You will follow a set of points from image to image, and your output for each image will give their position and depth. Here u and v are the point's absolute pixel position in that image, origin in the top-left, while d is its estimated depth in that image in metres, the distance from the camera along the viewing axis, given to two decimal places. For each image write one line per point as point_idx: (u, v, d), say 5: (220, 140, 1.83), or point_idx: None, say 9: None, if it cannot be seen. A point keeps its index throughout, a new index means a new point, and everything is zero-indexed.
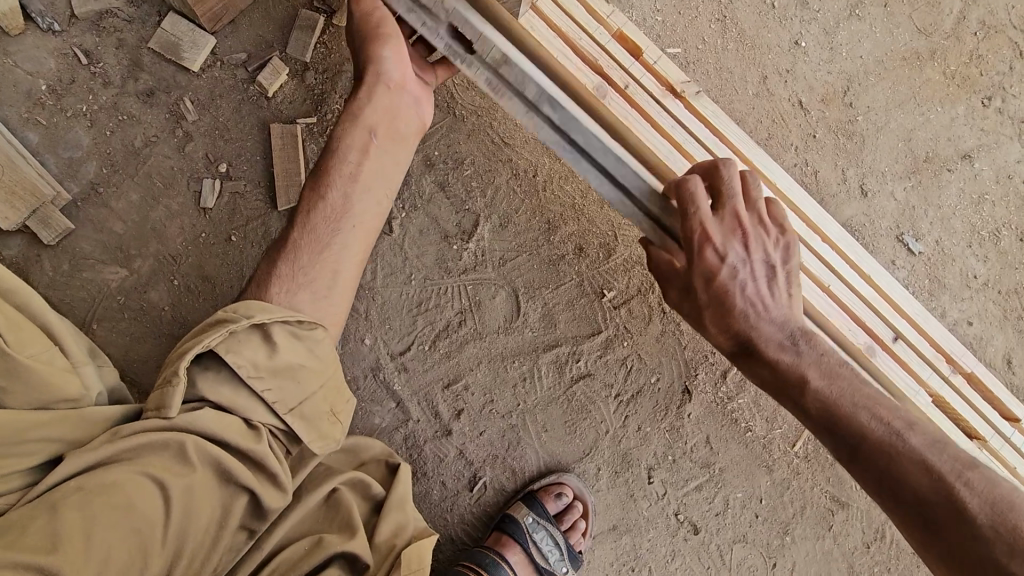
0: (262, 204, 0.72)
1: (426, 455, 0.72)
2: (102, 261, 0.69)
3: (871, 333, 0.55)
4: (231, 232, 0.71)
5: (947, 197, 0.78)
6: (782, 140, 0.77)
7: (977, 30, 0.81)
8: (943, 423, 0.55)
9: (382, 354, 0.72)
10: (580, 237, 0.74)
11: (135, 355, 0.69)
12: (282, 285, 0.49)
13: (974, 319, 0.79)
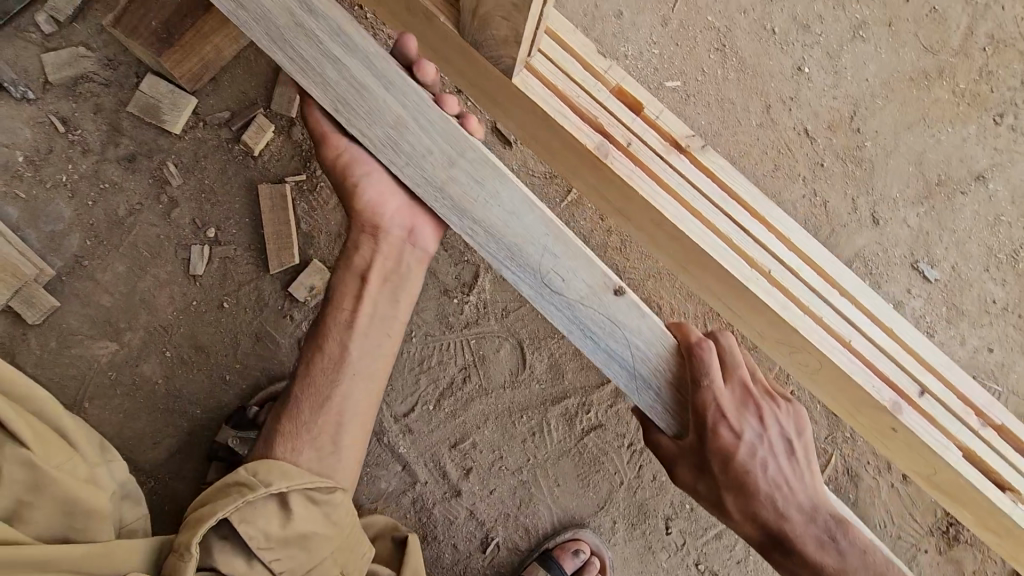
0: (254, 267, 0.68)
1: (434, 520, 0.69)
2: (91, 335, 0.66)
3: (892, 388, 0.52)
4: (223, 298, 0.68)
5: (962, 221, 0.75)
6: (788, 170, 0.75)
7: (985, 45, 0.78)
8: (969, 475, 0.52)
9: (383, 417, 0.70)
10: None
11: (130, 432, 0.67)
12: (290, 441, 0.51)
13: (995, 346, 0.76)
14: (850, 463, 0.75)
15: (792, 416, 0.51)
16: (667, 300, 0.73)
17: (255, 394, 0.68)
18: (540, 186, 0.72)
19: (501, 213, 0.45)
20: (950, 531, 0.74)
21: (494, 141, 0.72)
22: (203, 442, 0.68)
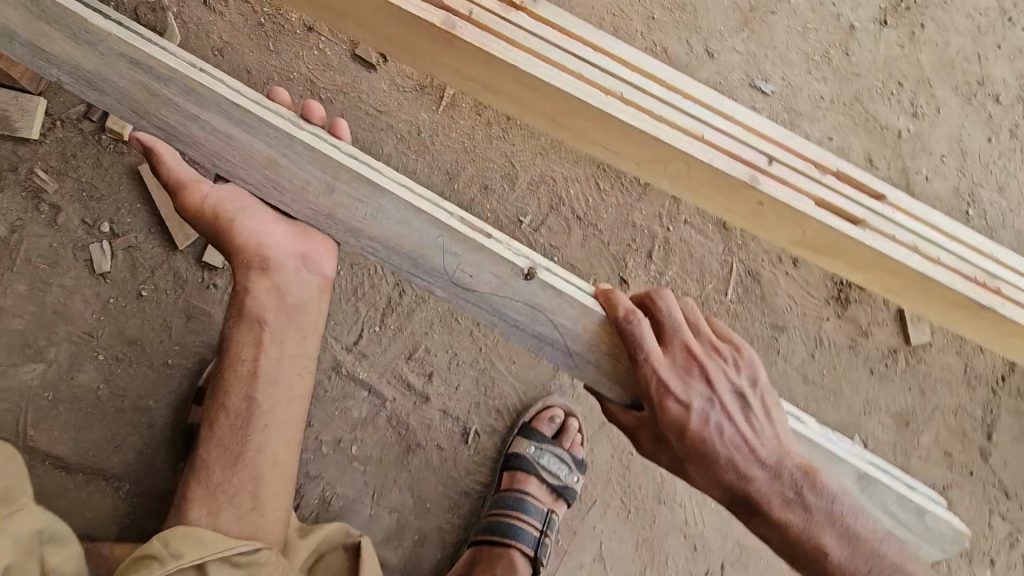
0: (159, 246, 0.72)
1: (412, 431, 0.73)
2: (9, 361, 0.69)
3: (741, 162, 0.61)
4: (140, 288, 0.72)
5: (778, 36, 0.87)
6: (625, 30, 0.83)
7: None
8: (817, 217, 0.63)
9: (335, 353, 0.72)
10: (481, 175, 0.78)
11: (92, 438, 0.69)
12: (205, 503, 0.57)
13: (833, 135, 0.88)
14: (751, 266, 0.85)
15: (740, 369, 0.52)
16: (559, 172, 0.80)
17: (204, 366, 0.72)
18: (415, 99, 0.78)
19: (393, 226, 0.50)
20: (841, 296, 0.87)
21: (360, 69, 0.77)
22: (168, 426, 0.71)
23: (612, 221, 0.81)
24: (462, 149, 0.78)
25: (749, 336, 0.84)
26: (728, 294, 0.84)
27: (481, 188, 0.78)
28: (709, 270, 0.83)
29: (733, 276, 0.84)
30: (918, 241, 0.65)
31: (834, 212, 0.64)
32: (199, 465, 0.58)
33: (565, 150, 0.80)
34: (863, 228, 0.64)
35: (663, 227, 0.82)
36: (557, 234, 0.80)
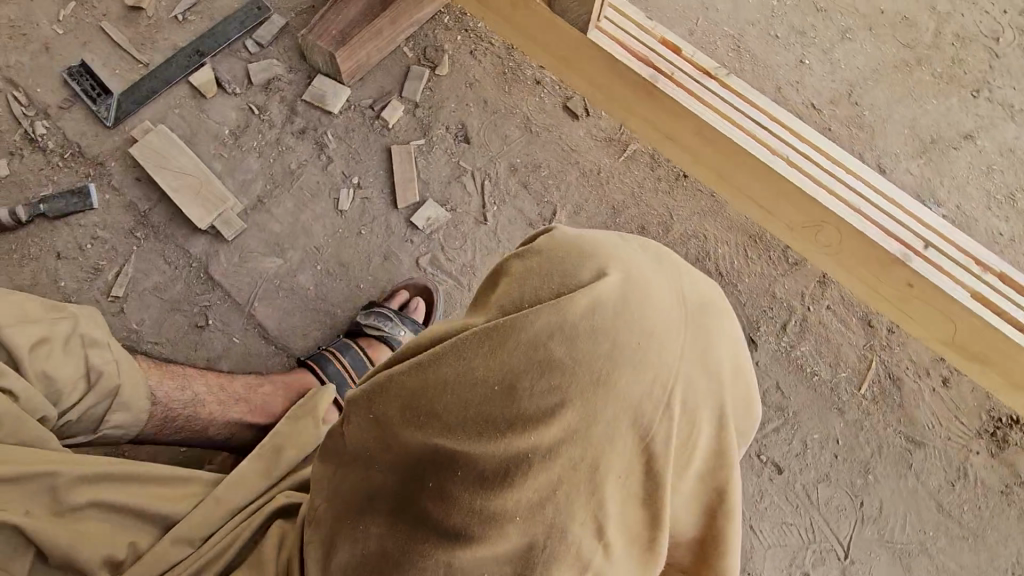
0: (321, 78, 2.22)
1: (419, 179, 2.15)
2: (268, 216, 2.09)
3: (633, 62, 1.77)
4: (291, 82, 2.23)
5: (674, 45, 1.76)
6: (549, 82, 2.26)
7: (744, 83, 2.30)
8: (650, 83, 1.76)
9: (389, 197, 2.12)
10: (461, 80, 2.27)
11: (287, 240, 2.06)
12: None
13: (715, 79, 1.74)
14: (560, 151, 2.20)
15: None
16: (498, 106, 2.25)
17: (346, 189, 2.13)
18: (438, 30, 2.31)
19: (421, 164, 2.17)
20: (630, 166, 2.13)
21: (420, 26, 2.30)
22: (302, 153, 2.16)
23: (518, 145, 2.21)
24: (450, 56, 2.29)
25: (542, 164, 2.19)
26: (529, 97, 2.26)
27: (453, 82, 2.27)
28: (537, 131, 2.22)
29: (533, 97, 2.26)
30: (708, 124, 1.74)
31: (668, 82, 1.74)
32: None
33: (480, 59, 2.29)
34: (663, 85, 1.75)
35: (536, 140, 2.22)
36: (469, 98, 2.26)
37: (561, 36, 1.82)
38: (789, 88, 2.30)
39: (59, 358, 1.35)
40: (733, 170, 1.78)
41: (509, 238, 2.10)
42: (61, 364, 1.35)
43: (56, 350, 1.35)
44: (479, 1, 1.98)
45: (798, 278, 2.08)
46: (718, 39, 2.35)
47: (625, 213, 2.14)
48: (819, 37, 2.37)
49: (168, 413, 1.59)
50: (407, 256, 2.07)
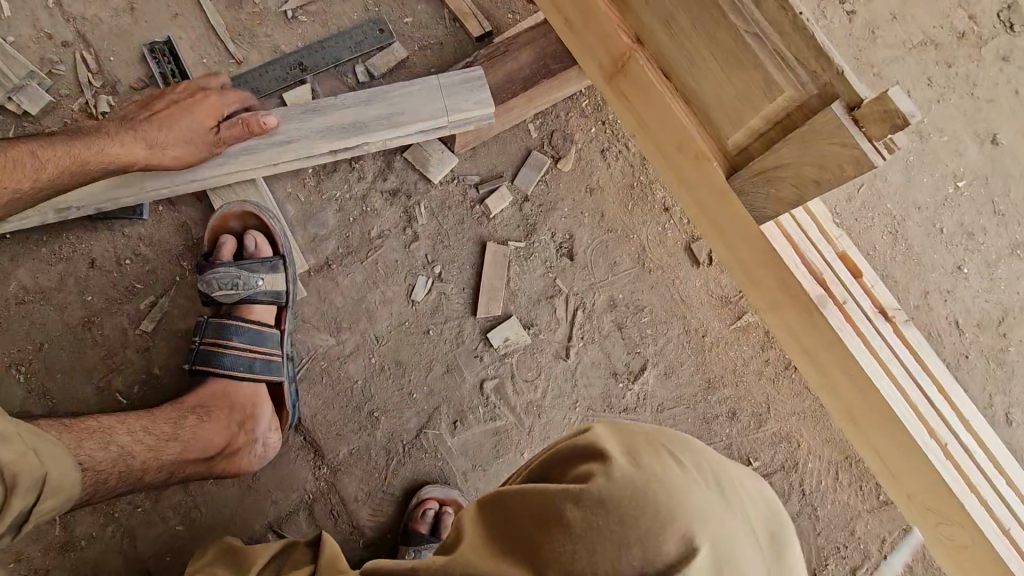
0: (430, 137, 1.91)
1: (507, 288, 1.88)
2: (333, 286, 1.82)
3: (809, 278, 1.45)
4: None
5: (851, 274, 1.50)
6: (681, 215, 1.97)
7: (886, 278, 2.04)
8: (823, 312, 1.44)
9: (469, 300, 1.87)
10: (583, 182, 1.97)
11: (346, 320, 1.81)
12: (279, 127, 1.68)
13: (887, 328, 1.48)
14: (668, 297, 1.94)
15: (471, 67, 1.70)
16: (616, 226, 1.96)
17: (424, 278, 1.86)
18: (575, 115, 1.99)
19: (514, 272, 1.89)
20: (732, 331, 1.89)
21: (556, 105, 1.97)
22: (387, 221, 1.87)
23: (625, 278, 1.94)
24: (579, 151, 1.98)
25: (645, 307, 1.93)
26: (653, 223, 1.97)
27: (574, 183, 1.97)
28: (652, 267, 1.95)
29: (659, 225, 1.97)
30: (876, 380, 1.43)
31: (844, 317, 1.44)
32: None
33: (613, 163, 1.99)
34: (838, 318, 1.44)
35: (647, 277, 1.94)
36: (588, 205, 1.97)
37: (727, 209, 1.53)
38: (934, 296, 2.04)
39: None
40: (871, 422, 1.52)
41: (587, 385, 1.87)
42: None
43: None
44: (641, 124, 1.67)
45: (882, 519, 1.88)
46: (876, 215, 2.07)
47: (719, 392, 1.91)
48: (985, 244, 2.09)
49: (100, 478, 1.34)
50: (471, 375, 1.82)
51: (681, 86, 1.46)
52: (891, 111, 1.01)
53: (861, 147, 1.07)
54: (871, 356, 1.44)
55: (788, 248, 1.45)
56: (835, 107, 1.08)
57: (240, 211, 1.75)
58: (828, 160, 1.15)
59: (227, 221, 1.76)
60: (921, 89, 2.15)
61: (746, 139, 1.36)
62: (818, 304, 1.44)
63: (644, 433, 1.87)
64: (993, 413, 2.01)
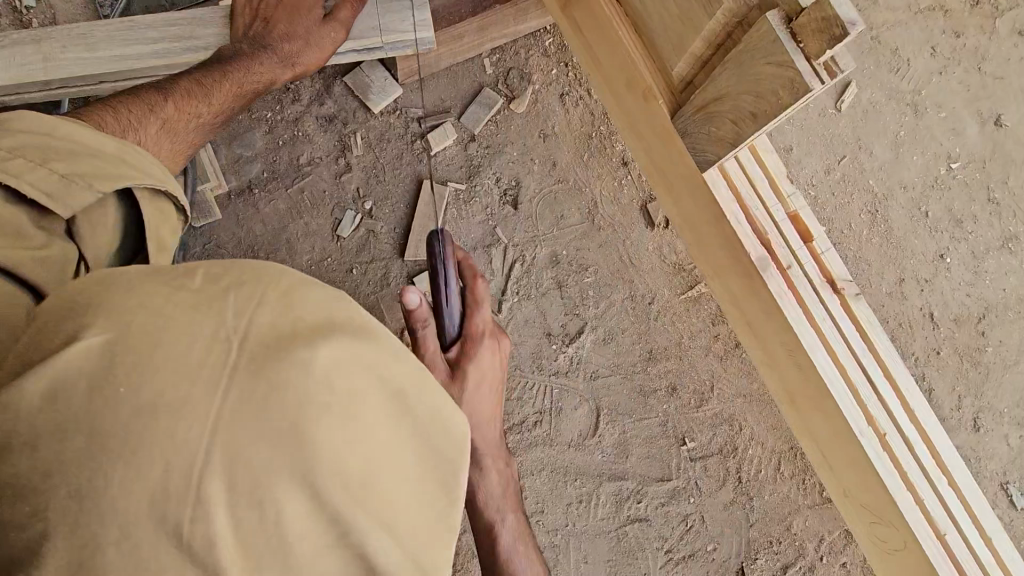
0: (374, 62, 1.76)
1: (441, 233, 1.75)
2: (253, 212, 1.70)
3: (753, 239, 1.30)
4: None
5: (805, 237, 1.33)
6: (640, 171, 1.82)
7: (859, 261, 1.86)
8: (764, 278, 1.29)
9: (398, 242, 1.73)
10: (537, 126, 1.82)
11: (264, 249, 1.69)
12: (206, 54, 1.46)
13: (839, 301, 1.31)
14: (616, 259, 1.80)
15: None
16: (567, 177, 1.81)
17: (352, 212, 1.73)
18: (535, 53, 1.83)
19: (450, 216, 1.77)
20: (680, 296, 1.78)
21: (516, 41, 1.82)
22: (319, 149, 1.74)
23: (573, 235, 1.79)
24: (535, 92, 1.83)
25: (590, 267, 1.78)
26: (609, 178, 1.82)
27: (526, 126, 1.82)
28: (602, 224, 1.80)
29: (614, 181, 1.82)
30: (818, 359, 1.28)
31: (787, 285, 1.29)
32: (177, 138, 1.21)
33: (571, 109, 1.83)
34: (780, 286, 1.29)
35: (597, 236, 1.80)
36: (539, 151, 1.82)
37: (671, 156, 1.38)
38: (910, 285, 1.87)
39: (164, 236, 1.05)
40: (810, 403, 1.39)
41: (517, 343, 1.74)
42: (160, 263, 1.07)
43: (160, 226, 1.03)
44: (594, 61, 1.52)
45: (823, 518, 1.74)
46: (856, 191, 1.89)
47: (661, 365, 1.76)
48: (974, 234, 1.90)
49: None
50: (393, 321, 1.70)
51: (633, 12, 1.32)
52: (829, 18, 0.85)
53: (795, 65, 0.91)
54: (811, 330, 1.28)
55: (731, 202, 1.30)
56: (770, 16, 0.92)
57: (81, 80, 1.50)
58: (764, 85, 0.99)
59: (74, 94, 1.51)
60: (925, 58, 1.95)
61: (691, 71, 1.21)
62: (758, 266, 1.29)
63: (574, 401, 1.73)
64: (961, 418, 1.84)
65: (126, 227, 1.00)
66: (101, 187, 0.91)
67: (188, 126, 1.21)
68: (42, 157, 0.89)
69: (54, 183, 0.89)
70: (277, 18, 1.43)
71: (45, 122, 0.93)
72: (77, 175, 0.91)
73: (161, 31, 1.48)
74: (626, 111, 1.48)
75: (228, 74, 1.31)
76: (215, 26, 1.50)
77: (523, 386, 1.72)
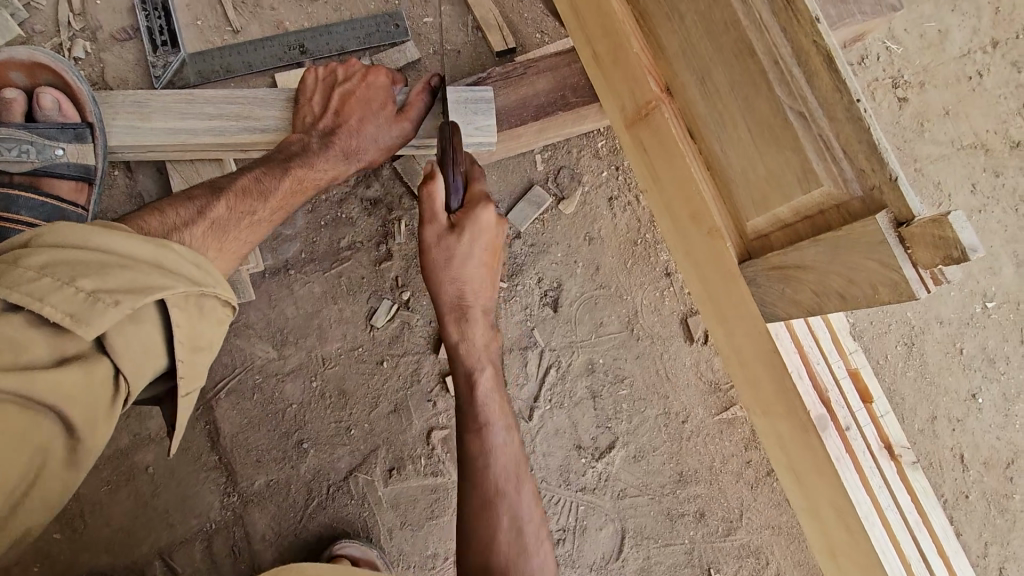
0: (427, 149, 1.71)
1: None
2: (284, 294, 1.63)
3: (813, 402, 1.25)
4: None
5: (857, 404, 1.32)
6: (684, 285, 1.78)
7: (890, 394, 1.86)
8: (824, 443, 1.24)
9: (432, 338, 1.65)
10: (584, 230, 1.78)
11: (294, 334, 1.61)
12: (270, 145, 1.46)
13: (888, 468, 1.29)
14: (653, 373, 1.75)
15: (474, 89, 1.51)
16: (610, 284, 1.77)
17: (383, 301, 1.65)
18: (589, 155, 1.80)
19: (488, 315, 1.73)
20: (712, 415, 1.74)
21: (570, 141, 1.80)
22: (360, 233, 1.67)
23: (609, 343, 1.75)
24: (586, 195, 1.79)
25: (624, 379, 1.74)
26: (652, 289, 1.77)
27: (573, 227, 1.78)
28: (641, 336, 1.76)
29: (657, 293, 1.78)
30: (873, 531, 1.22)
31: (846, 446, 1.25)
32: (216, 230, 1.21)
33: (620, 215, 1.80)
34: (837, 453, 1.24)
35: (635, 347, 1.75)
36: (583, 254, 1.78)
37: (734, 298, 1.33)
38: (938, 425, 1.86)
39: (202, 332, 1.02)
40: (852, 566, 1.34)
41: (546, 454, 1.69)
42: (200, 360, 1.03)
43: (195, 324, 1.00)
44: (655, 183, 1.48)
45: None
46: (894, 322, 1.88)
47: (690, 488, 1.71)
48: (1005, 376, 1.90)
49: None
50: (420, 421, 1.62)
51: (708, 150, 1.28)
52: (947, 239, 0.82)
53: (902, 270, 0.90)
54: (866, 496, 1.24)
55: (794, 354, 1.26)
56: (879, 218, 0.90)
57: (25, 62, 1.35)
58: (860, 275, 0.97)
59: (7, 71, 1.35)
60: (962, 195, 2.00)
61: (767, 226, 1.19)
62: (818, 426, 1.24)
63: (597, 517, 1.68)
64: (987, 565, 1.84)
65: (166, 331, 0.97)
66: (130, 302, 0.89)
67: (239, 224, 1.25)
68: (70, 274, 0.87)
69: (79, 301, 0.87)
70: (348, 111, 1.41)
71: (81, 233, 0.92)
72: (105, 290, 0.89)
73: (219, 108, 1.37)
74: (686, 236, 1.43)
75: (291, 171, 1.34)
76: (276, 108, 1.42)
77: (549, 499, 1.67)
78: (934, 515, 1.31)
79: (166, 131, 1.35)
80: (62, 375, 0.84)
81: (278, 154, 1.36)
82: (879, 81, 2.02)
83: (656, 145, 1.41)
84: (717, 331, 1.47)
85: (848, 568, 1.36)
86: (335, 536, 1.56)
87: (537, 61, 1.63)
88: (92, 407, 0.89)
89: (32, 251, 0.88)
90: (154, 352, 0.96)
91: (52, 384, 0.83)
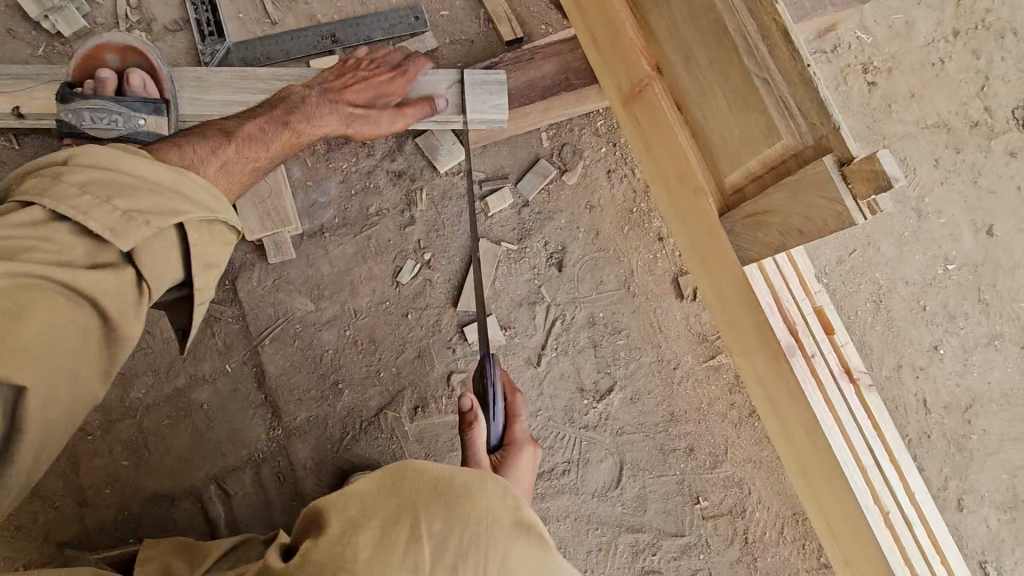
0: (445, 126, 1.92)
1: (490, 289, 1.93)
2: (320, 254, 1.84)
3: (782, 332, 1.47)
4: None
5: (822, 336, 1.53)
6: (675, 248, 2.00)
7: (860, 346, 2.07)
8: (792, 366, 1.45)
9: (451, 292, 1.86)
10: (585, 198, 1.99)
11: (329, 289, 1.82)
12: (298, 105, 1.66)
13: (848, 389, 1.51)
14: (647, 326, 1.96)
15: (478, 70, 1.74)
16: (608, 246, 1.98)
17: (407, 260, 1.86)
18: (589, 132, 2.01)
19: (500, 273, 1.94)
20: (699, 363, 1.95)
21: (572, 120, 2.01)
22: (387, 200, 1.88)
23: (608, 299, 1.96)
24: (586, 168, 2.00)
25: (621, 331, 1.95)
26: (646, 250, 1.99)
27: (575, 196, 1.99)
28: (637, 292, 1.97)
29: (651, 254, 1.99)
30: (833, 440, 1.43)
31: (811, 370, 1.46)
32: (226, 161, 1.35)
33: (618, 185, 2.01)
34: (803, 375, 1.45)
35: (631, 302, 1.96)
36: (585, 220, 1.99)
37: (716, 247, 1.54)
38: (904, 373, 2.07)
39: (211, 250, 1.17)
40: (818, 477, 1.55)
41: (552, 396, 1.90)
42: (210, 275, 1.19)
43: (205, 245, 1.15)
44: (648, 152, 1.70)
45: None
46: (864, 281, 2.09)
47: (681, 426, 1.92)
48: (964, 330, 2.11)
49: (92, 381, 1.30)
50: (441, 365, 1.83)
51: (692, 120, 1.49)
52: (876, 171, 1.03)
53: (844, 202, 1.11)
54: (828, 411, 1.45)
55: (766, 292, 1.47)
56: (826, 160, 1.12)
57: (120, 45, 1.57)
58: (813, 211, 1.18)
59: (104, 53, 1.58)
60: (927, 169, 2.21)
61: (741, 181, 1.40)
62: (787, 353, 1.46)
63: (598, 452, 1.89)
64: (948, 498, 2.05)
65: (182, 245, 1.12)
66: (159, 221, 1.04)
67: (245, 163, 1.40)
68: (106, 194, 1.02)
69: (115, 217, 1.02)
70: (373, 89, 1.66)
71: (114, 157, 1.06)
72: (137, 210, 1.03)
73: (267, 84, 1.62)
74: (674, 197, 1.65)
75: (297, 127, 1.52)
76: (317, 86, 1.63)
77: (556, 436, 1.89)
78: (889, 430, 1.53)
79: (223, 103, 1.59)
80: (96, 275, 0.99)
81: (299, 110, 1.55)
82: (850, 67, 2.23)
83: (648, 116, 1.63)
84: (702, 279, 1.68)
85: (816, 480, 1.57)
86: (367, 465, 1.77)
87: (543, 47, 1.85)
88: (123, 303, 1.04)
89: (72, 169, 1.03)
90: (172, 261, 1.11)
91: (89, 283, 0.98)
